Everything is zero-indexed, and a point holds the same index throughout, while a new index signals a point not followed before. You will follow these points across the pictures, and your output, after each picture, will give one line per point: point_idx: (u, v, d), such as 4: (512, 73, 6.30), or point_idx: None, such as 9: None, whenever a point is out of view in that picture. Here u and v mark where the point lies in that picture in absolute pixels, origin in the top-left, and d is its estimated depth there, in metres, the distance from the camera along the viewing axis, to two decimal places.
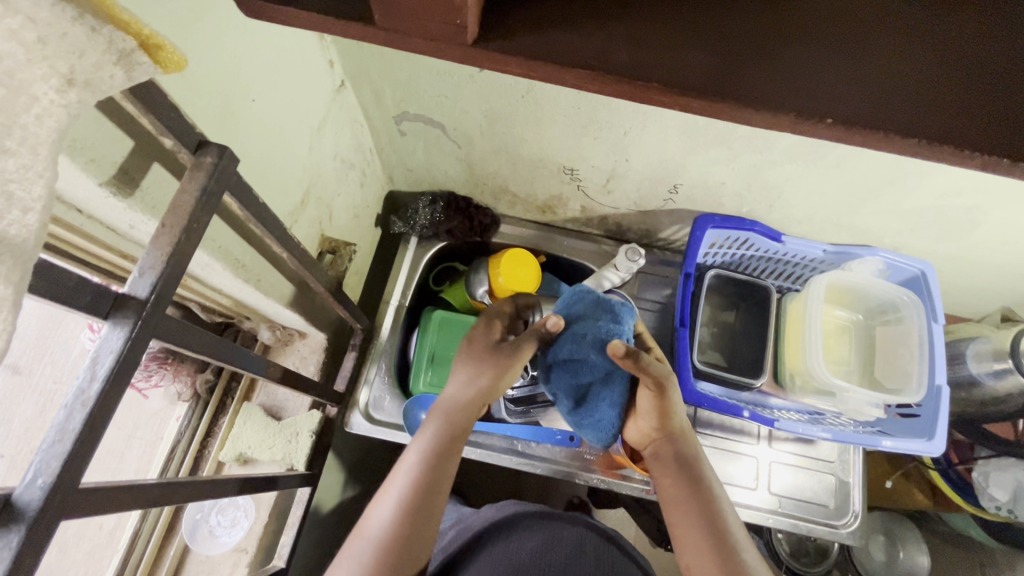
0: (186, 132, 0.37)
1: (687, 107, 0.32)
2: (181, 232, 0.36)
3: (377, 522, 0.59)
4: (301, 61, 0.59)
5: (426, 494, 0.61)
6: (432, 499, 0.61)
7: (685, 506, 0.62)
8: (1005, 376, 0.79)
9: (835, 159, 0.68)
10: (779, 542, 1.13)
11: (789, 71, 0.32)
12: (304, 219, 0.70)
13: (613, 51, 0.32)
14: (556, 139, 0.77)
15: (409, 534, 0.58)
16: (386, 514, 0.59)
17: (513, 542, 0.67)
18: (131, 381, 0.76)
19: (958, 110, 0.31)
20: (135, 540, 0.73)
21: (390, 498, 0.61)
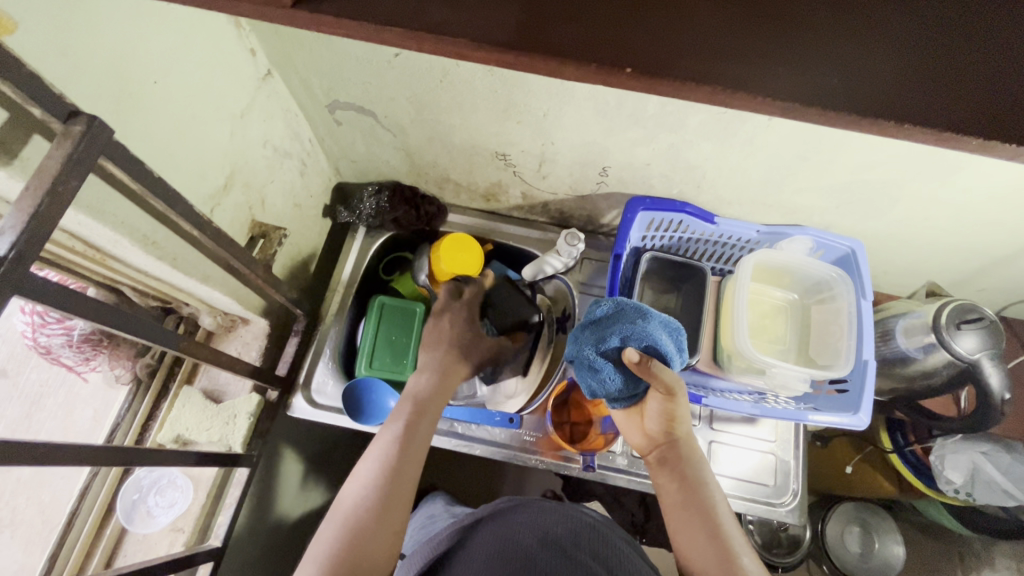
0: (53, 101, 0.39)
1: (504, 63, 0.34)
2: (45, 194, 0.38)
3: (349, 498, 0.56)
4: (214, 48, 0.62)
5: (399, 467, 0.59)
6: (404, 478, 0.58)
7: (689, 515, 0.60)
8: (932, 350, 0.79)
9: (746, 136, 0.70)
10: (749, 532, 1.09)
11: (594, 25, 0.33)
12: (230, 202, 0.72)
13: (428, 8, 0.33)
14: (482, 124, 0.79)
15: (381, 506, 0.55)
16: (355, 490, 0.57)
17: (514, 529, 0.65)
18: (71, 365, 0.77)
19: (756, 58, 0.33)
20: (73, 520, 0.75)
21: (360, 477, 0.58)
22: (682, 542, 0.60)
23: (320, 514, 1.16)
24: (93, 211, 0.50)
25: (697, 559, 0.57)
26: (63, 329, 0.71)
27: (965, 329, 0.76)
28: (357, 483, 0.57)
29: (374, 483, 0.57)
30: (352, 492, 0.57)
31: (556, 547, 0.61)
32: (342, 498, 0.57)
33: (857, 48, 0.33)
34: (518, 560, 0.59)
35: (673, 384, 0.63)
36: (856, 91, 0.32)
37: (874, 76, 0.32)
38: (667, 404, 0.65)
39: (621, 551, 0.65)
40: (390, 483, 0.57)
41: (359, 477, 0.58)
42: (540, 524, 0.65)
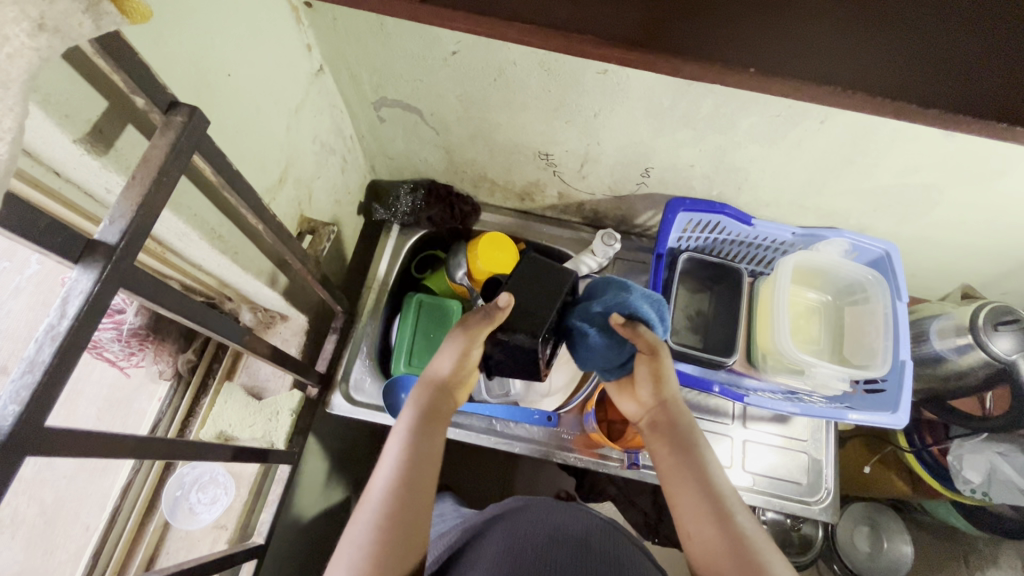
0: (157, 93, 0.39)
1: (625, 61, 0.35)
2: (151, 185, 0.38)
3: (376, 494, 0.57)
4: (278, 42, 0.62)
5: (420, 460, 0.59)
6: (428, 469, 0.59)
7: (684, 483, 0.60)
8: (967, 350, 0.81)
9: (796, 139, 0.71)
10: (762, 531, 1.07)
11: (715, 26, 0.34)
12: (283, 197, 0.73)
13: (553, 7, 0.34)
14: (530, 123, 0.79)
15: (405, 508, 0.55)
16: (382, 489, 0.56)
17: (525, 527, 0.66)
18: (114, 360, 0.77)
19: (877, 57, 0.33)
20: (115, 517, 0.75)
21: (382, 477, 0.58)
22: (680, 512, 0.59)
23: (344, 513, 1.16)
24: (172, 204, 0.49)
25: (695, 527, 0.56)
26: (113, 323, 0.72)
27: (1001, 330, 0.78)
28: (382, 476, 0.58)
29: (399, 477, 0.57)
30: (377, 489, 0.57)
31: (566, 547, 0.62)
32: (368, 493, 0.57)
33: (969, 53, 0.33)
34: (529, 555, 0.60)
35: (656, 342, 0.65)
36: (972, 93, 0.33)
37: (990, 79, 0.33)
38: (652, 366, 0.66)
39: (626, 548, 0.65)
40: (416, 477, 0.58)
41: (383, 470, 0.58)
42: (555, 525, 0.66)
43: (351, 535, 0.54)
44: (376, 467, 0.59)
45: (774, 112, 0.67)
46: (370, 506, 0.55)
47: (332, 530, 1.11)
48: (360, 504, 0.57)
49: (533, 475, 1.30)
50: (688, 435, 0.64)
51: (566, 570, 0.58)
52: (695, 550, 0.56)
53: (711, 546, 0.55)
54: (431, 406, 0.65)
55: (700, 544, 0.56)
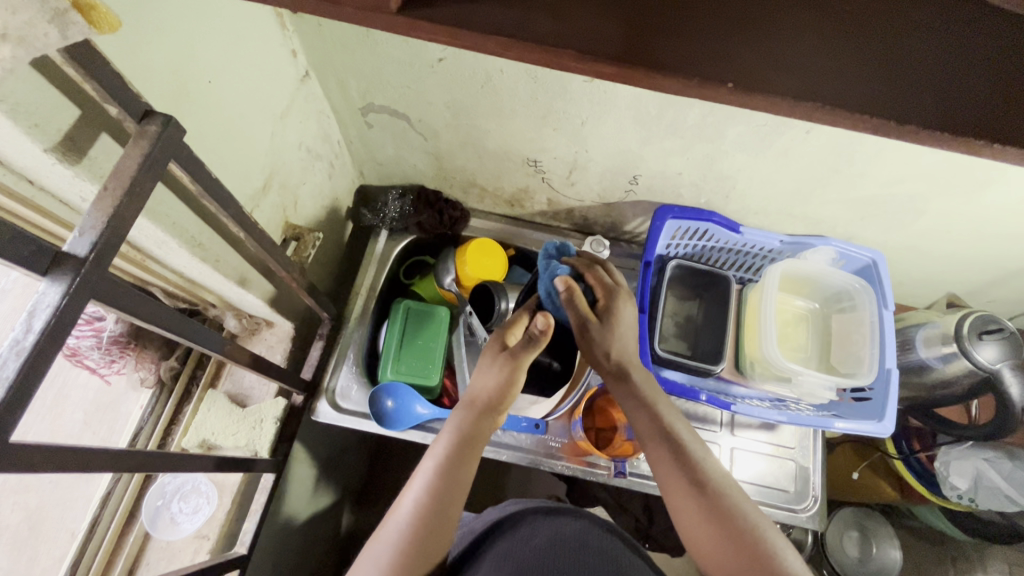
0: (131, 102, 0.39)
1: (604, 75, 0.34)
2: (124, 195, 0.38)
3: (402, 512, 0.56)
4: (262, 49, 0.61)
5: (452, 480, 0.58)
6: (459, 487, 0.59)
7: (682, 488, 0.60)
8: (952, 359, 0.81)
9: (782, 149, 0.71)
10: None
11: (695, 42, 0.34)
12: (267, 203, 0.72)
13: (532, 20, 0.34)
14: (518, 130, 0.79)
15: (431, 525, 0.55)
16: (409, 504, 0.56)
17: (524, 532, 0.64)
18: (94, 368, 0.76)
19: (855, 73, 0.33)
20: (95, 527, 0.74)
21: (412, 490, 0.58)
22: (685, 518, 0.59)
23: (332, 520, 1.15)
24: (150, 212, 0.49)
25: (702, 533, 0.57)
26: (92, 330, 0.71)
27: (986, 340, 0.78)
28: (412, 493, 0.57)
29: (428, 495, 0.56)
30: (405, 506, 0.56)
31: (566, 548, 0.61)
32: (395, 511, 0.57)
33: (948, 71, 0.33)
34: (529, 558, 0.59)
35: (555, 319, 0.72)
36: (952, 112, 0.33)
37: (969, 98, 0.33)
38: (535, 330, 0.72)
39: (626, 551, 0.64)
40: (448, 495, 0.57)
41: (413, 488, 0.58)
42: (551, 527, 0.65)
43: (373, 546, 0.54)
44: (407, 482, 0.58)
45: (760, 122, 0.67)
46: (394, 525, 0.55)
47: (320, 537, 1.10)
48: (386, 521, 0.56)
49: (524, 482, 1.29)
50: (675, 432, 0.64)
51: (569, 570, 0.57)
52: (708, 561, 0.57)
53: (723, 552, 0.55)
54: (473, 425, 0.64)
55: (710, 552, 0.57)
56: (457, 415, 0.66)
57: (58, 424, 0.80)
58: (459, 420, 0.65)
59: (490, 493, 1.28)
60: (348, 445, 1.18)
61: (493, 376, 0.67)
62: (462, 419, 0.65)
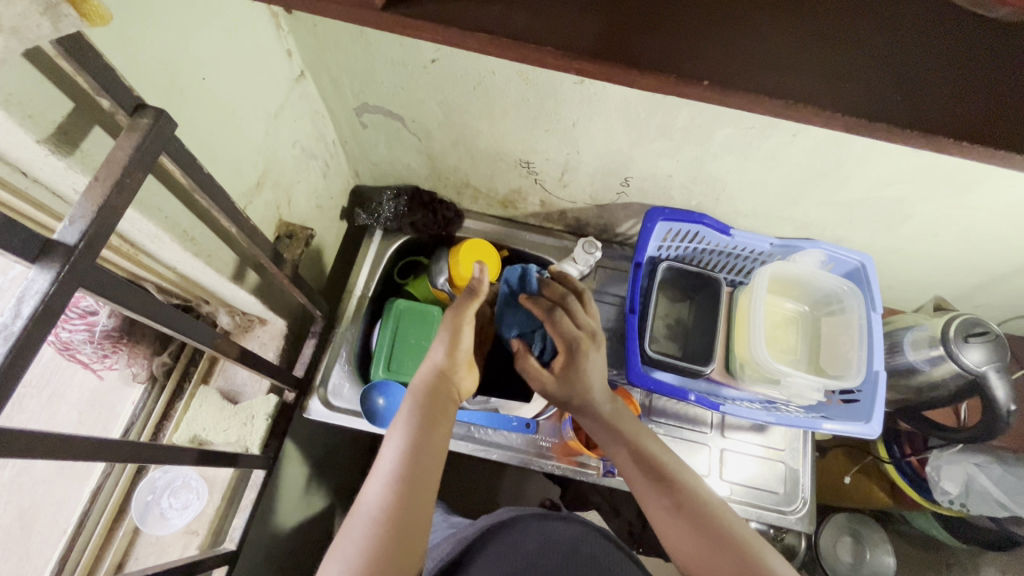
0: (123, 95, 0.39)
1: (584, 72, 0.35)
2: (114, 186, 0.39)
3: (370, 498, 0.55)
4: (257, 48, 0.62)
5: (421, 459, 0.58)
6: (427, 463, 0.58)
7: (643, 477, 0.63)
8: (939, 362, 0.82)
9: (770, 151, 0.72)
10: None
11: (670, 39, 0.35)
12: (260, 200, 0.73)
13: (513, 18, 0.35)
14: (511, 132, 0.80)
15: (403, 506, 0.54)
16: (378, 488, 0.55)
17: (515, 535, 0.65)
18: (87, 363, 0.77)
19: (827, 72, 0.34)
20: (83, 523, 0.74)
21: (378, 473, 0.57)
22: (647, 508, 0.62)
23: (323, 520, 1.14)
24: (141, 205, 0.49)
25: (662, 521, 0.60)
26: (85, 324, 0.71)
27: (972, 342, 0.79)
28: (380, 475, 0.57)
29: (398, 473, 0.56)
30: (375, 488, 0.55)
31: (557, 556, 0.61)
32: (365, 493, 0.56)
33: (915, 72, 0.35)
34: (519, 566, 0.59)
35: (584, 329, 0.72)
36: (921, 111, 0.34)
37: (938, 97, 0.34)
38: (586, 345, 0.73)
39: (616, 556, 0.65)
40: (415, 473, 0.57)
41: (381, 470, 0.57)
42: (542, 533, 0.65)
43: (344, 535, 0.53)
44: (374, 466, 0.58)
45: (748, 125, 0.68)
46: (364, 510, 0.54)
47: (310, 537, 1.10)
48: (356, 505, 0.56)
49: (517, 484, 1.29)
50: (642, 444, 0.66)
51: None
52: (669, 543, 0.59)
53: (682, 536, 0.58)
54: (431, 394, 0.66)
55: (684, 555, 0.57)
56: (415, 390, 0.67)
57: (49, 419, 0.81)
58: (417, 395, 0.66)
59: (482, 495, 1.27)
60: (341, 446, 1.18)
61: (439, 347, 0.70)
62: (421, 392, 0.66)
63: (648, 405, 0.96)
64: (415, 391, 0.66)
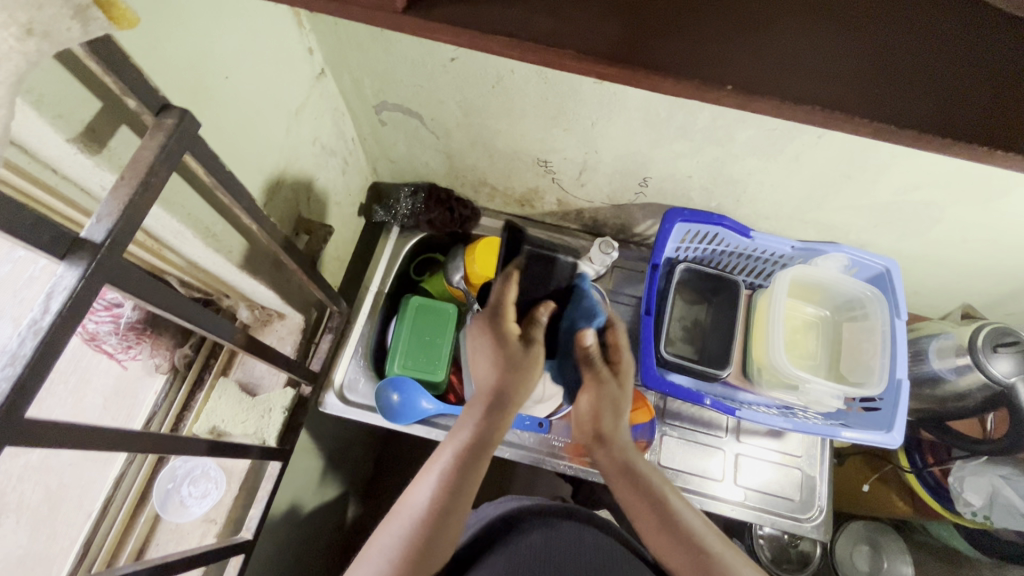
0: (150, 95, 0.40)
1: (603, 75, 0.35)
2: (139, 184, 0.39)
3: (412, 507, 0.56)
4: (279, 48, 0.63)
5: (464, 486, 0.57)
6: (469, 488, 0.58)
7: (629, 494, 0.63)
8: (966, 371, 0.80)
9: (794, 153, 0.71)
10: (760, 547, 1.03)
11: (693, 42, 0.34)
12: (280, 197, 0.74)
13: (533, 20, 0.35)
14: (529, 131, 0.80)
15: (439, 522, 0.55)
16: (422, 498, 0.56)
17: (524, 535, 0.63)
18: (111, 353, 0.79)
19: (857, 76, 0.33)
20: (107, 508, 0.76)
21: (426, 482, 0.58)
22: (662, 553, 0.58)
23: (337, 511, 1.16)
24: (165, 202, 0.50)
25: (649, 531, 0.60)
26: (110, 316, 0.73)
27: (1000, 352, 0.77)
28: (421, 491, 0.57)
29: (441, 491, 0.56)
30: (417, 498, 0.57)
31: (564, 552, 0.61)
32: (406, 503, 0.57)
33: (943, 79, 0.33)
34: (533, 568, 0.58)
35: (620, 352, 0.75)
36: (953, 117, 0.33)
37: (969, 104, 0.33)
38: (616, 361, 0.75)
39: (622, 552, 0.64)
40: (459, 493, 0.57)
41: (422, 487, 0.57)
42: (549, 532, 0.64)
43: (378, 541, 0.55)
44: (417, 481, 0.58)
45: (771, 127, 0.67)
46: (402, 519, 0.55)
47: (325, 528, 1.11)
48: (395, 513, 0.57)
49: (528, 482, 1.29)
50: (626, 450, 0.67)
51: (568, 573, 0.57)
52: (646, 540, 0.60)
53: (670, 552, 0.58)
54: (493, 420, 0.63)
55: (662, 552, 0.58)
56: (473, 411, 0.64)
57: (77, 407, 0.83)
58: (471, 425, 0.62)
59: (494, 491, 1.27)
60: (356, 439, 1.19)
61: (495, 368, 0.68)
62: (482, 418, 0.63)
63: (662, 408, 0.95)
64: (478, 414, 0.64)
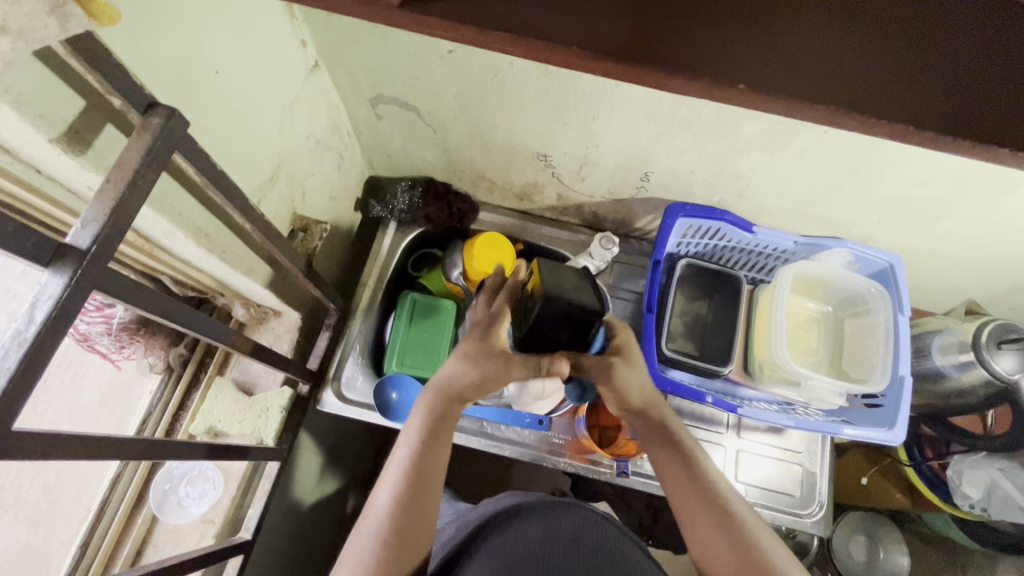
0: (135, 93, 0.38)
1: (609, 74, 0.34)
2: (125, 188, 0.38)
3: (380, 507, 0.55)
4: (270, 42, 0.61)
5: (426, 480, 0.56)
6: (432, 477, 0.57)
7: (673, 472, 0.60)
8: (968, 368, 0.80)
9: (799, 148, 0.69)
10: None
11: (703, 39, 0.33)
12: (274, 194, 0.73)
13: (538, 16, 0.33)
14: (528, 125, 0.78)
15: (409, 517, 0.54)
16: (387, 495, 0.56)
17: (519, 529, 0.62)
18: (105, 353, 0.78)
19: (874, 74, 0.32)
20: (104, 509, 0.75)
21: (391, 476, 0.57)
22: (698, 535, 0.56)
23: (337, 507, 1.16)
24: (155, 203, 0.49)
25: (690, 511, 0.57)
26: (102, 317, 0.72)
27: (1005, 349, 0.76)
28: (385, 493, 0.56)
29: (406, 483, 0.56)
30: (382, 500, 0.56)
31: (560, 543, 0.59)
32: (374, 501, 0.56)
33: (965, 76, 0.32)
34: (521, 556, 0.57)
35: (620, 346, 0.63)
36: (972, 118, 0.32)
37: (988, 104, 0.32)
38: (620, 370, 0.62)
39: (620, 546, 0.62)
40: (424, 484, 0.56)
41: (387, 483, 0.57)
42: (545, 521, 0.63)
43: (354, 544, 0.54)
44: (382, 476, 0.57)
45: (776, 121, 0.65)
46: (374, 519, 0.54)
47: (326, 522, 1.11)
48: (365, 514, 0.56)
49: (528, 477, 1.29)
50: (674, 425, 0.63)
51: (561, 570, 0.56)
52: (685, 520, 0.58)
53: (709, 533, 0.56)
54: (443, 414, 0.60)
55: (699, 531, 0.56)
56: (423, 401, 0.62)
57: (75, 403, 0.84)
58: (423, 411, 0.61)
59: (494, 484, 1.27)
60: (355, 435, 1.19)
61: (466, 363, 0.59)
62: (429, 405, 0.61)
63: None
64: (424, 403, 0.61)
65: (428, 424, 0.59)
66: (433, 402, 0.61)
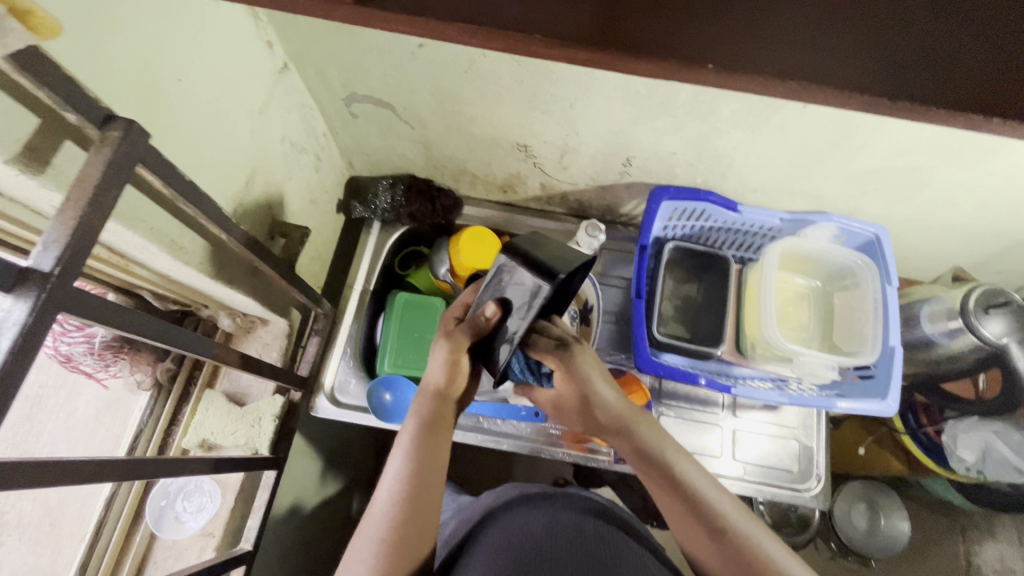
0: (90, 107, 0.37)
1: (574, 61, 0.33)
2: (86, 205, 0.37)
3: (379, 513, 0.54)
4: (234, 46, 0.59)
5: (422, 485, 0.55)
6: (432, 478, 0.56)
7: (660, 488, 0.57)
8: (959, 335, 0.80)
9: (778, 124, 0.69)
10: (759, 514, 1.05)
11: (670, 21, 0.32)
12: (251, 201, 0.71)
13: (500, 5, 0.32)
14: (506, 115, 0.77)
15: (408, 518, 0.53)
16: (385, 500, 0.55)
17: (523, 523, 0.61)
18: (91, 372, 0.77)
19: (845, 47, 0.31)
20: (101, 529, 0.75)
21: (387, 481, 0.56)
22: (690, 541, 0.55)
23: (340, 510, 1.16)
24: (124, 218, 0.48)
25: (680, 522, 0.55)
26: (83, 337, 0.71)
27: (993, 313, 0.77)
28: (383, 498, 0.55)
29: (404, 486, 0.55)
30: (380, 505, 0.55)
31: (563, 536, 0.58)
32: (373, 506, 0.55)
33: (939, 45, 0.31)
34: (526, 547, 0.56)
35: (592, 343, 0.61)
36: (946, 87, 0.31)
37: (964, 71, 0.31)
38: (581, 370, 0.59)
39: (624, 540, 0.62)
40: (421, 485, 0.55)
41: (384, 488, 0.56)
42: (548, 515, 0.63)
43: (354, 551, 0.53)
44: (379, 482, 0.56)
45: (754, 99, 0.65)
46: (373, 525, 0.53)
47: (330, 525, 1.11)
48: (365, 521, 0.55)
49: (530, 468, 1.29)
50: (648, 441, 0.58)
51: (568, 558, 0.55)
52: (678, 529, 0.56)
53: (699, 539, 0.54)
54: (436, 419, 0.60)
55: (690, 536, 0.55)
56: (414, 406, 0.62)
57: (71, 421, 0.80)
58: (416, 416, 0.61)
59: (497, 477, 1.27)
60: (354, 438, 1.18)
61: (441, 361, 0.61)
62: (420, 410, 0.61)
63: (658, 389, 0.95)
64: (415, 409, 0.61)
65: (423, 428, 0.59)
66: (426, 407, 0.61)
